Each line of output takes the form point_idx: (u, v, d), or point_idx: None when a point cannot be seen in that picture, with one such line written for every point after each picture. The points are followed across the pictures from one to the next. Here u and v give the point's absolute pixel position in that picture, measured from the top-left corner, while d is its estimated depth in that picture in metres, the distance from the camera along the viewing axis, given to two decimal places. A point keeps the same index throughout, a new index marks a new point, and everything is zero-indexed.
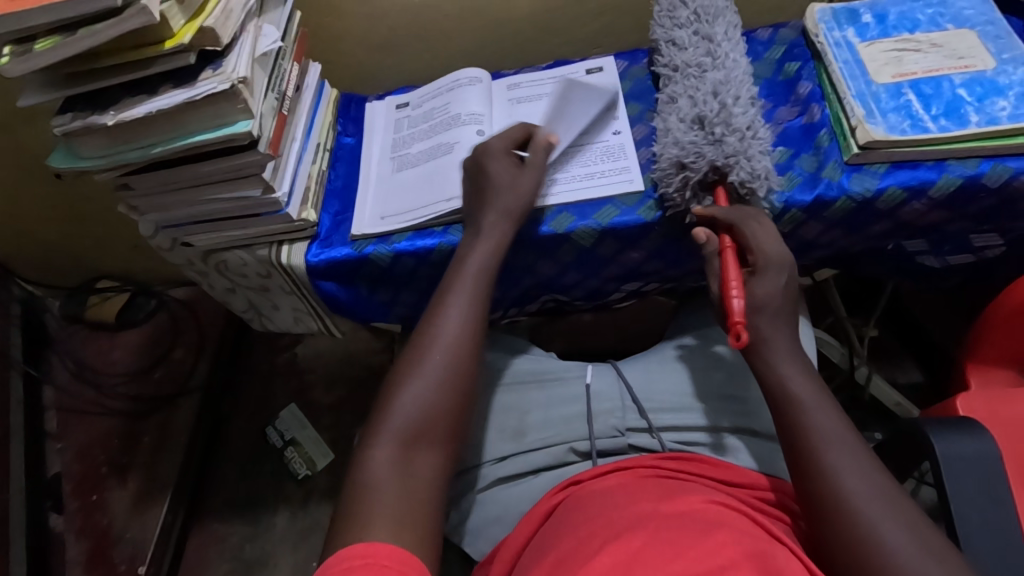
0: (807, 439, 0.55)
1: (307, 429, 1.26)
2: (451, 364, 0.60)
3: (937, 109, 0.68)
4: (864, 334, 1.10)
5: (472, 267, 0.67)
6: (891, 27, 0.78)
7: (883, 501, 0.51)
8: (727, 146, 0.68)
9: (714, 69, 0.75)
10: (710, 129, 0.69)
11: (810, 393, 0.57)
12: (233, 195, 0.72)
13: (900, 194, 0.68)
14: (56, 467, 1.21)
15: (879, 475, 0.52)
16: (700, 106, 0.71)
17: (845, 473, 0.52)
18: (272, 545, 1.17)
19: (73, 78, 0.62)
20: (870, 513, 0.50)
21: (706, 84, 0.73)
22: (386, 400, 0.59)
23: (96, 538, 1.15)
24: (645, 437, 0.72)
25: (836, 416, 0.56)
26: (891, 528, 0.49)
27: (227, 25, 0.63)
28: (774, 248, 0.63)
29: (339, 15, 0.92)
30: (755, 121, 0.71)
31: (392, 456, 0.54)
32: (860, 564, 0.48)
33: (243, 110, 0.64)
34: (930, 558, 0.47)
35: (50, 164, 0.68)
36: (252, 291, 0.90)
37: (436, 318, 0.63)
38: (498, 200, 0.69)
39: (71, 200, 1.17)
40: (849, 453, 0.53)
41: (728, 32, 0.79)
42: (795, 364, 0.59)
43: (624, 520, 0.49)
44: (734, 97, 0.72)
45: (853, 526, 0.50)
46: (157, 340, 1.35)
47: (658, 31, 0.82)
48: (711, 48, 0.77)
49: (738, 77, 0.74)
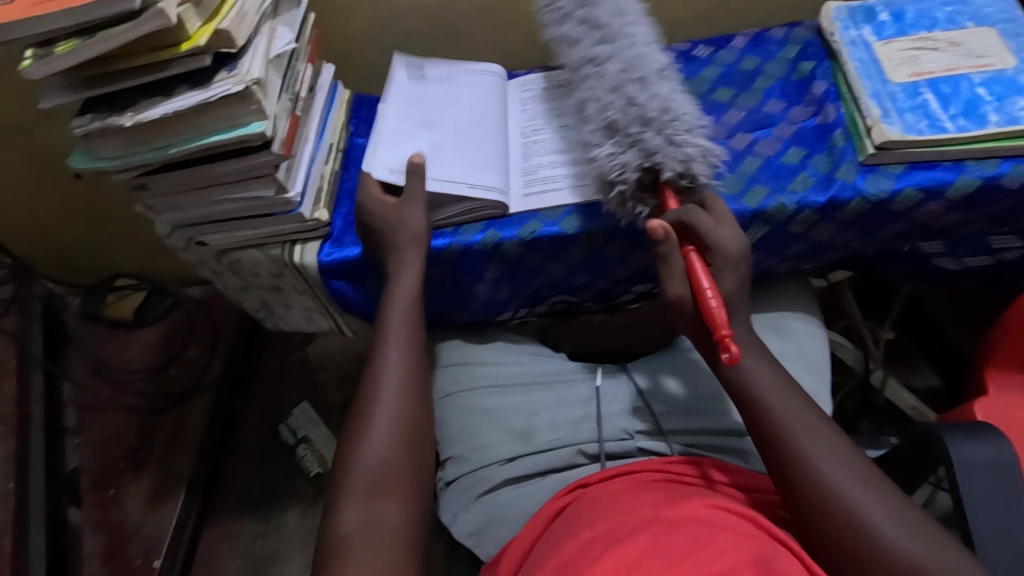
0: (779, 432, 0.56)
1: (319, 430, 1.25)
2: (399, 412, 0.62)
3: (955, 109, 0.67)
4: (880, 337, 1.09)
5: (401, 310, 0.69)
6: (908, 25, 0.77)
7: (857, 479, 0.53)
8: (645, 146, 0.68)
9: (611, 62, 0.73)
10: (624, 131, 0.69)
11: (772, 390, 0.59)
12: (247, 195, 0.73)
13: (916, 195, 0.67)
14: (74, 462, 1.23)
15: (850, 459, 0.54)
16: (608, 109, 0.71)
17: (821, 461, 0.54)
18: (283, 541, 1.18)
19: (93, 80, 0.63)
20: (854, 495, 0.52)
21: (608, 79, 0.72)
22: (346, 457, 0.60)
23: (112, 532, 1.17)
24: (653, 440, 0.72)
25: (797, 406, 0.57)
26: (870, 505, 0.51)
27: (242, 27, 0.63)
28: (728, 238, 0.64)
29: (352, 17, 0.93)
30: (668, 101, 0.69)
31: (362, 514, 0.55)
32: (848, 544, 0.50)
33: (257, 111, 0.65)
34: (910, 527, 0.50)
35: (70, 165, 0.70)
36: (264, 291, 0.92)
37: (381, 367, 0.65)
38: (399, 248, 0.72)
39: (89, 200, 1.19)
40: (821, 443, 0.55)
41: (613, 9, 0.76)
42: (752, 362, 0.61)
43: (622, 528, 0.49)
44: (637, 88, 0.70)
45: (836, 510, 0.51)
46: (173, 338, 1.37)
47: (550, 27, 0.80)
48: (601, 33, 0.74)
49: (637, 60, 0.72)
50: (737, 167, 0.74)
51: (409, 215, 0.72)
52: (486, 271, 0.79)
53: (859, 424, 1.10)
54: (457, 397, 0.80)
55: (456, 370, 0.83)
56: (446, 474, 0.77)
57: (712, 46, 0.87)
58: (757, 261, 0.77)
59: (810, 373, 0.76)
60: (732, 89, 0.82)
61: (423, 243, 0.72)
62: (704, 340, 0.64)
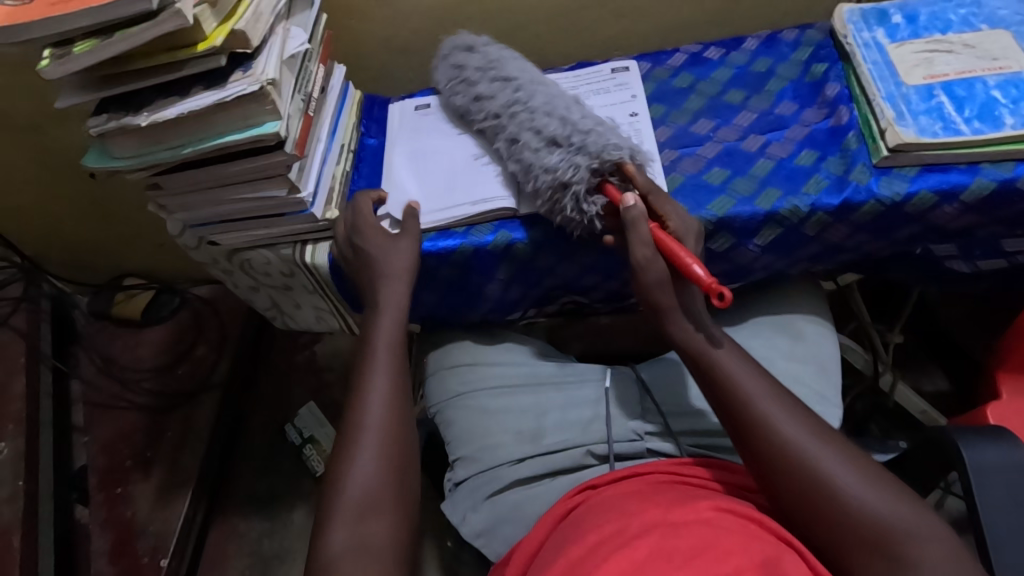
0: (737, 394, 0.57)
1: (324, 428, 1.26)
2: (384, 437, 0.60)
3: (970, 111, 0.67)
4: (889, 340, 1.08)
5: (386, 336, 0.68)
6: (922, 27, 0.77)
7: (819, 442, 0.53)
8: (593, 147, 0.66)
9: (531, 99, 0.74)
10: (567, 141, 0.68)
11: (727, 354, 0.60)
12: (259, 195, 0.73)
13: (930, 198, 0.66)
14: (82, 460, 1.24)
15: (807, 419, 0.55)
16: (547, 126, 0.70)
17: (777, 419, 0.55)
18: (290, 540, 1.18)
19: (109, 80, 0.63)
20: (810, 451, 0.53)
21: (538, 109, 0.73)
22: (335, 476, 0.58)
23: (120, 530, 1.17)
24: (662, 441, 0.72)
25: (751, 369, 0.58)
26: (826, 458, 0.52)
27: (257, 28, 0.64)
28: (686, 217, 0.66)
29: (364, 17, 0.93)
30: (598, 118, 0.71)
31: (351, 534, 0.54)
32: (807, 496, 0.51)
33: (271, 111, 0.65)
34: (863, 477, 0.51)
35: (84, 164, 0.70)
36: (274, 290, 0.92)
37: (366, 389, 0.63)
38: (386, 273, 0.71)
39: (100, 199, 1.19)
40: (776, 401, 0.56)
41: (520, 65, 0.79)
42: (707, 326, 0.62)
43: (625, 531, 0.49)
44: (571, 111, 0.71)
45: (795, 463, 0.52)
46: (181, 337, 1.37)
47: (455, 94, 0.83)
48: (517, 80, 0.76)
49: (560, 95, 0.74)
50: (750, 169, 0.74)
51: (403, 242, 0.73)
52: (497, 272, 0.79)
53: (867, 428, 1.09)
54: (467, 397, 0.80)
55: (467, 369, 0.83)
56: (456, 475, 0.77)
57: (723, 48, 0.87)
58: (768, 263, 0.77)
59: (821, 376, 0.75)
60: (744, 91, 0.82)
61: (411, 274, 0.72)
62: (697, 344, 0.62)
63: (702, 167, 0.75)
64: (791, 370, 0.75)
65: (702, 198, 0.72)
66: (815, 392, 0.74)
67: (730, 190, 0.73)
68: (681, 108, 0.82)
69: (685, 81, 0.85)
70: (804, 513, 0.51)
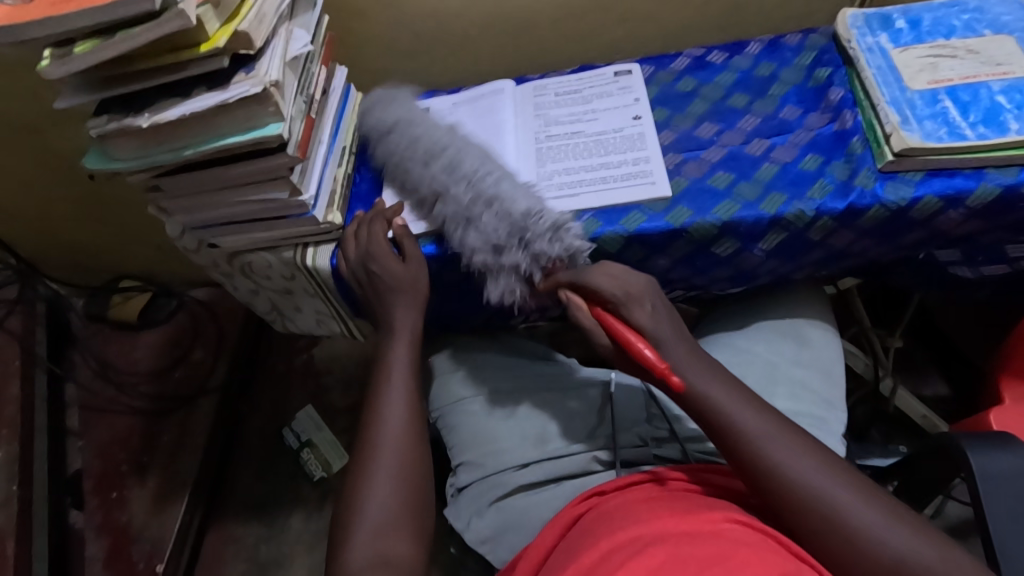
0: (743, 441, 0.54)
1: (321, 432, 1.26)
2: (403, 459, 0.60)
3: (975, 116, 0.67)
4: (889, 345, 1.08)
5: (403, 360, 0.68)
6: (925, 33, 0.77)
7: (828, 477, 0.52)
8: (513, 237, 0.67)
9: (446, 164, 0.75)
10: (489, 225, 0.68)
11: (727, 396, 0.57)
12: (261, 197, 0.72)
13: (936, 203, 0.66)
14: (76, 464, 1.22)
15: (817, 455, 0.54)
16: (466, 253, 0.70)
17: (785, 460, 0.53)
18: (288, 546, 1.17)
19: (111, 81, 0.62)
20: (815, 485, 0.51)
21: (450, 227, 0.72)
22: (352, 499, 0.58)
23: (115, 535, 1.15)
24: (669, 448, 0.72)
25: (752, 410, 0.56)
26: (838, 496, 0.51)
27: (261, 29, 0.63)
28: (632, 282, 0.63)
29: (366, 20, 0.93)
30: (507, 192, 0.70)
31: (371, 553, 0.54)
32: (822, 533, 0.50)
33: (274, 113, 0.64)
34: (875, 507, 0.50)
35: (85, 165, 0.69)
36: (275, 293, 0.92)
37: (382, 412, 0.63)
38: (405, 299, 0.71)
39: (97, 200, 1.18)
40: (784, 442, 0.54)
41: (419, 159, 0.77)
42: (698, 376, 0.58)
43: (639, 540, 0.48)
44: (477, 216, 0.70)
45: (808, 502, 0.51)
46: (177, 340, 1.36)
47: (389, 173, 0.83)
48: (423, 179, 0.76)
49: (471, 178, 0.72)
50: (755, 173, 0.74)
51: (404, 264, 0.72)
52: None
53: (868, 433, 1.08)
54: (469, 401, 0.80)
55: (469, 374, 0.83)
56: (459, 480, 0.77)
57: (726, 52, 0.87)
58: (773, 267, 0.77)
59: (828, 381, 0.75)
60: (748, 95, 0.82)
61: (423, 297, 0.73)
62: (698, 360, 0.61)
63: (706, 171, 0.75)
64: (797, 375, 0.75)
65: (707, 202, 0.72)
66: (820, 397, 0.74)
67: (735, 194, 0.72)
68: (684, 112, 0.82)
69: (688, 85, 0.85)
70: (822, 552, 0.50)
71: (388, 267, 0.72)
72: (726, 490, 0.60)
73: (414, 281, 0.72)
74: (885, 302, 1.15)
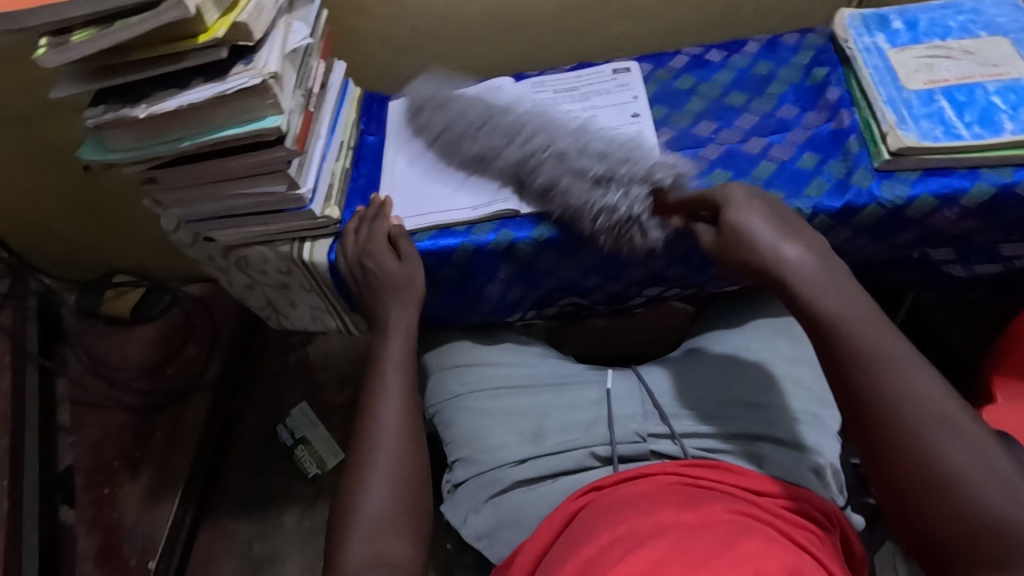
0: (865, 345, 0.49)
1: (317, 428, 1.26)
2: (400, 456, 0.60)
3: (970, 116, 0.68)
4: None
5: (397, 359, 0.68)
6: (921, 33, 0.77)
7: (944, 412, 0.44)
8: (640, 175, 0.69)
9: (541, 137, 0.74)
10: (619, 175, 0.69)
11: (848, 308, 0.51)
12: (258, 191, 0.72)
13: (931, 202, 0.67)
14: (67, 461, 1.21)
15: (943, 391, 0.46)
16: (588, 166, 0.70)
17: (894, 384, 0.46)
18: (280, 542, 1.17)
19: (108, 71, 0.62)
20: (922, 404, 0.45)
21: (567, 147, 0.72)
22: (350, 495, 0.58)
23: (107, 532, 1.15)
24: (666, 443, 0.71)
25: (885, 329, 0.49)
26: (937, 432, 0.44)
27: (259, 20, 0.63)
28: (740, 213, 0.60)
29: (364, 16, 0.93)
30: (621, 145, 0.72)
31: (370, 552, 0.54)
32: (900, 446, 0.44)
33: (273, 105, 0.64)
34: (977, 459, 0.42)
35: (80, 156, 0.69)
36: (271, 288, 0.91)
37: (379, 409, 0.64)
38: (397, 300, 0.72)
39: (91, 194, 1.17)
40: (907, 364, 0.47)
41: (514, 113, 0.78)
42: (823, 283, 0.53)
43: (637, 534, 0.48)
44: (592, 137, 0.73)
45: (895, 414, 0.45)
46: (171, 336, 1.35)
47: (452, 146, 0.80)
48: (519, 127, 0.76)
49: (574, 143, 0.72)
50: (752, 171, 0.74)
51: (393, 263, 0.72)
52: (498, 273, 0.79)
53: None
54: (465, 397, 0.80)
55: (466, 370, 0.83)
56: (455, 476, 0.77)
57: (724, 51, 0.87)
58: None
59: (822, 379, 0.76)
60: (745, 94, 0.82)
61: (419, 297, 0.73)
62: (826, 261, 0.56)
63: (704, 168, 0.76)
64: (793, 373, 0.75)
65: None
66: (815, 394, 0.74)
67: None
68: (683, 110, 0.82)
69: (685, 83, 0.85)
70: (890, 458, 0.45)
71: (382, 269, 0.72)
72: (721, 488, 0.60)
73: (407, 282, 0.72)
74: (879, 301, 1.16)
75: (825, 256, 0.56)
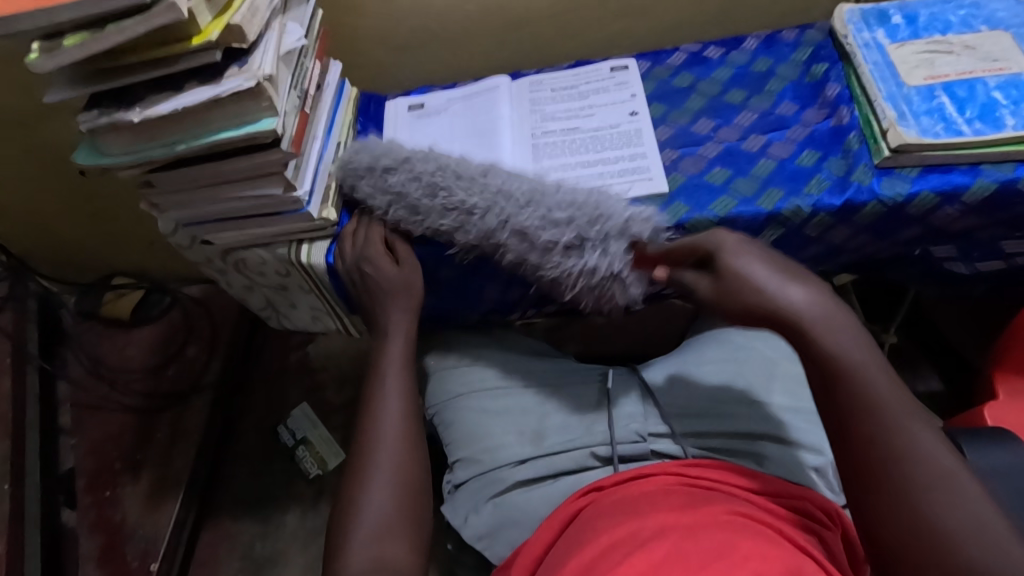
0: (870, 412, 0.47)
1: (317, 429, 1.25)
2: (399, 461, 0.60)
3: (971, 112, 0.67)
4: (884, 341, 1.08)
5: (397, 362, 0.68)
6: (921, 28, 0.77)
7: (950, 485, 0.44)
8: (607, 231, 0.66)
9: (494, 182, 0.71)
10: (587, 231, 0.66)
11: (857, 359, 0.49)
12: (254, 193, 0.72)
13: (932, 199, 0.66)
14: (69, 462, 1.21)
15: (946, 452, 0.45)
16: (557, 228, 0.67)
17: (896, 439, 0.46)
18: (282, 543, 1.17)
19: (102, 74, 0.62)
20: (924, 480, 0.44)
21: (530, 204, 0.69)
22: (349, 501, 0.58)
23: (109, 533, 1.15)
24: (668, 443, 0.70)
25: (891, 383, 0.48)
26: (935, 492, 0.44)
27: (253, 22, 0.62)
28: (738, 265, 0.55)
29: (360, 15, 0.92)
30: (579, 197, 0.69)
31: (369, 557, 0.54)
32: (903, 523, 0.44)
33: (268, 107, 0.64)
34: (976, 520, 0.42)
35: (75, 160, 0.69)
36: (270, 290, 0.91)
37: (378, 414, 0.63)
38: (395, 305, 0.71)
39: (88, 196, 1.17)
40: (909, 425, 0.46)
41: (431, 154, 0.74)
42: (827, 331, 0.50)
43: (638, 536, 0.48)
44: (553, 196, 0.69)
45: (895, 487, 0.45)
46: (171, 337, 1.35)
47: (359, 180, 0.76)
48: (466, 175, 0.72)
49: (530, 202, 0.69)
50: (752, 169, 0.74)
51: (386, 264, 0.72)
52: (497, 273, 0.79)
53: None
54: (466, 397, 0.80)
55: (467, 369, 0.83)
56: (456, 476, 0.77)
57: (723, 47, 0.87)
58: None
59: None
60: (745, 90, 0.82)
61: (418, 301, 0.73)
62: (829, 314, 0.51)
63: (703, 166, 0.75)
64: (793, 372, 0.75)
65: (705, 198, 0.72)
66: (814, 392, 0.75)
67: (732, 190, 0.72)
68: (681, 108, 0.82)
69: (684, 81, 0.84)
70: (893, 537, 0.44)
71: (382, 274, 0.72)
72: (722, 488, 0.60)
73: (406, 285, 0.72)
74: (880, 297, 1.15)
75: (829, 295, 0.53)
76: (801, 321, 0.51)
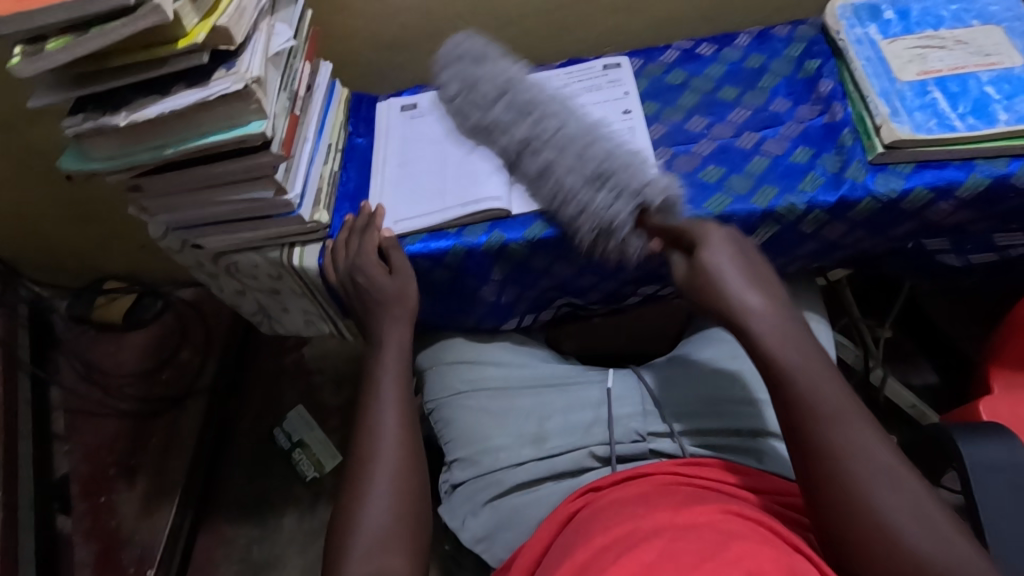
0: (812, 417, 0.50)
1: (314, 431, 1.25)
2: (398, 469, 0.60)
3: (964, 107, 0.67)
4: (879, 336, 1.08)
5: (393, 370, 0.67)
6: (914, 23, 0.76)
7: (892, 484, 0.47)
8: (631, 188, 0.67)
9: (551, 122, 0.73)
10: (604, 179, 0.68)
11: (802, 363, 0.52)
12: (244, 197, 0.71)
13: (926, 195, 0.66)
14: (63, 469, 1.20)
15: (886, 449, 0.48)
16: (577, 169, 0.70)
17: (847, 445, 0.48)
18: (280, 546, 1.16)
19: (86, 78, 0.61)
20: (867, 481, 0.47)
21: (566, 150, 0.71)
22: (348, 510, 0.58)
23: (105, 540, 1.14)
24: (665, 442, 0.71)
25: (833, 385, 0.51)
26: (881, 494, 0.46)
27: (241, 23, 0.61)
28: (718, 258, 0.59)
29: (350, 14, 0.91)
30: (614, 153, 0.70)
31: (371, 568, 0.54)
32: (851, 521, 0.46)
33: (257, 110, 0.63)
34: (922, 524, 0.45)
35: (61, 166, 0.68)
36: (262, 293, 0.90)
37: (375, 422, 0.63)
38: (390, 315, 0.71)
39: (77, 200, 1.16)
40: (850, 425, 0.49)
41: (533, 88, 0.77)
42: (777, 333, 0.54)
43: (632, 536, 0.47)
44: (583, 149, 0.70)
45: (840, 488, 0.47)
46: (164, 341, 1.34)
47: (469, 109, 0.80)
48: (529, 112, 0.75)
49: (563, 146, 0.71)
50: (746, 166, 0.73)
51: (379, 275, 0.71)
52: (492, 274, 0.78)
53: None
54: (466, 395, 0.80)
55: (467, 367, 0.83)
56: (453, 476, 0.76)
57: (715, 44, 0.86)
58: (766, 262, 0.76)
59: None
60: (738, 87, 0.81)
61: (413, 310, 0.72)
62: (783, 316, 0.55)
63: (697, 164, 0.75)
64: None
65: (699, 196, 0.72)
66: None
67: (727, 188, 0.72)
68: (675, 105, 0.81)
69: (677, 78, 0.84)
70: (838, 533, 0.47)
71: (375, 285, 0.71)
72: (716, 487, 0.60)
73: (399, 295, 0.71)
74: (875, 292, 1.15)
75: (777, 298, 0.57)
76: (751, 324, 0.54)
